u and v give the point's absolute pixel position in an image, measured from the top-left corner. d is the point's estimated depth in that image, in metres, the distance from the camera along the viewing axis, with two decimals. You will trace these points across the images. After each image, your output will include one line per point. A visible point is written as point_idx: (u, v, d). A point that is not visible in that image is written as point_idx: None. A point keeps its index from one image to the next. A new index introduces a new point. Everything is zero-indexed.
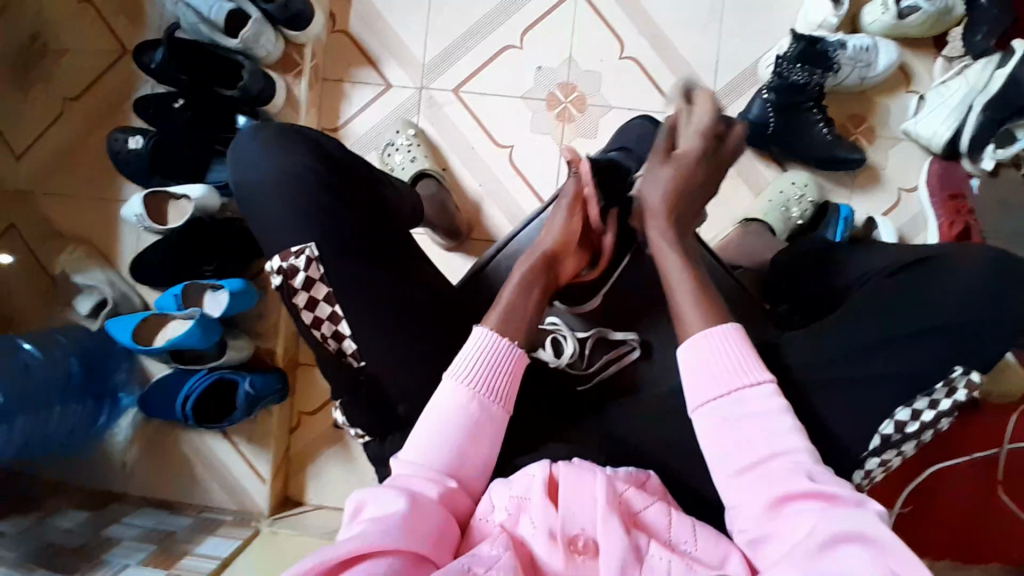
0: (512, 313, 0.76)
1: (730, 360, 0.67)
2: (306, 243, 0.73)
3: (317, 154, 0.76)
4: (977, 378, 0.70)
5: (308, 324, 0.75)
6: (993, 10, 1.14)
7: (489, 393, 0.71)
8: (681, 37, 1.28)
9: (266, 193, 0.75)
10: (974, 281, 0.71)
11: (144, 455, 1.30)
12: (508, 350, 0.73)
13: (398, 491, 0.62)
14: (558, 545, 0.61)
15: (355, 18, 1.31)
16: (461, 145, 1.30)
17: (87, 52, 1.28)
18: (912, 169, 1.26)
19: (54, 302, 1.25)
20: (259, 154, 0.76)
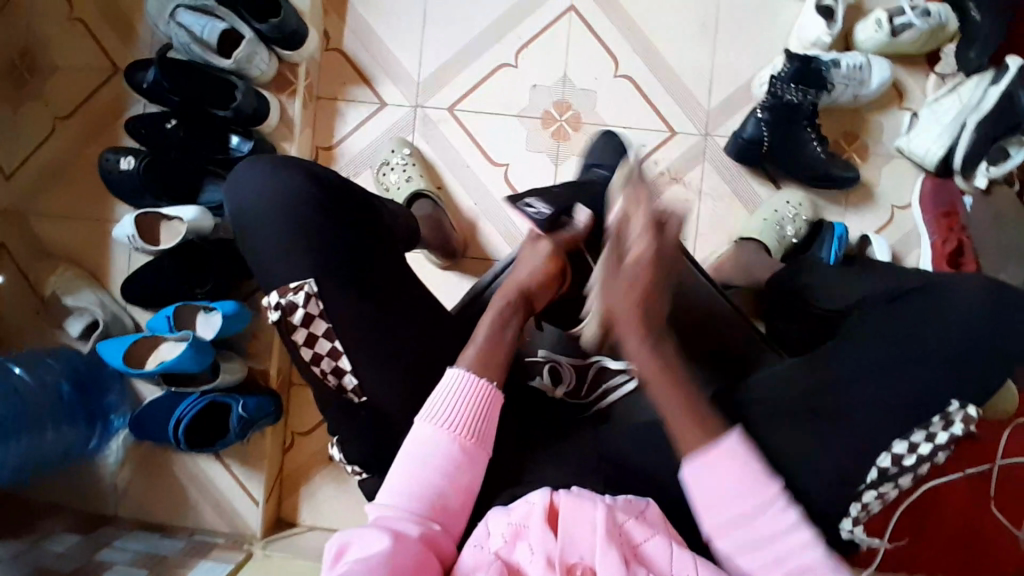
0: (489, 352, 0.77)
1: (738, 481, 0.64)
2: (305, 279, 0.73)
3: (309, 184, 0.75)
4: (973, 413, 0.73)
5: (306, 361, 0.74)
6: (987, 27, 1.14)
7: (466, 435, 0.71)
8: (676, 56, 1.28)
9: (262, 220, 0.74)
10: (960, 312, 0.75)
11: (135, 478, 1.26)
12: (486, 390, 0.74)
13: (381, 531, 0.64)
14: (556, 571, 0.62)
15: (349, 36, 1.31)
16: (456, 163, 1.29)
17: (77, 71, 1.27)
18: (905, 187, 1.26)
19: (43, 324, 1.23)
20: (253, 185, 0.75)
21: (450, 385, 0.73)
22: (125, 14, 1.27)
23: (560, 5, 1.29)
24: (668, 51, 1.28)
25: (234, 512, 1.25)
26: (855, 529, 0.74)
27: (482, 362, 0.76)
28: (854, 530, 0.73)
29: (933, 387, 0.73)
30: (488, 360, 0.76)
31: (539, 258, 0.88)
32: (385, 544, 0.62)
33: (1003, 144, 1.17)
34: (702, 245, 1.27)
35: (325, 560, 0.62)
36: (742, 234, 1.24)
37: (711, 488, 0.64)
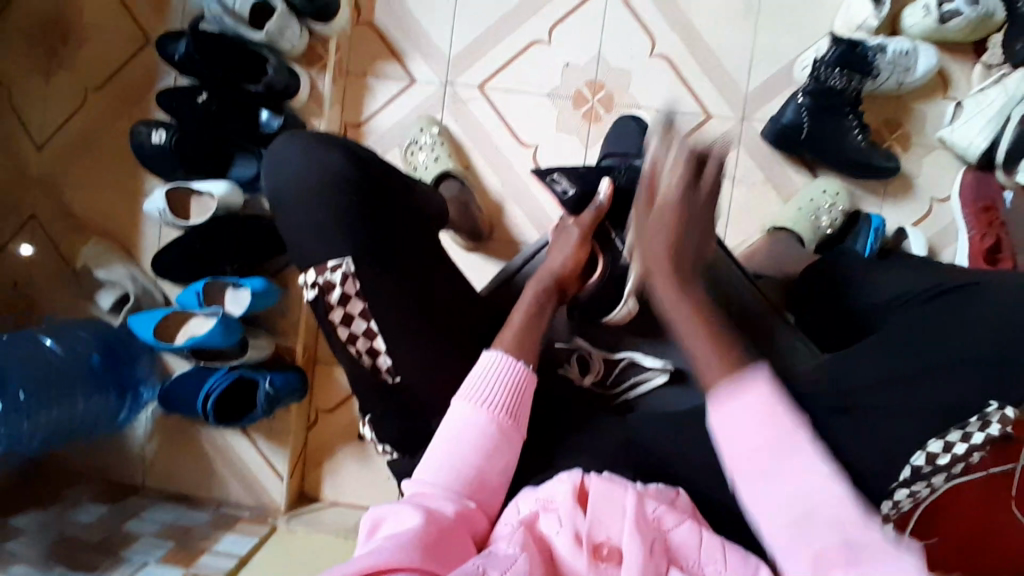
0: (523, 345, 0.76)
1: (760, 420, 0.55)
2: (342, 258, 0.71)
3: (352, 160, 0.73)
4: (1012, 414, 0.70)
5: (343, 340, 0.74)
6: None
7: (502, 413, 0.72)
8: (715, 35, 1.24)
9: (296, 201, 0.72)
10: (1010, 314, 0.72)
11: (161, 450, 1.27)
12: (520, 374, 0.74)
13: (412, 506, 0.63)
14: (582, 548, 0.61)
15: (380, 10, 1.28)
16: (484, 143, 1.27)
17: (108, 41, 1.26)
18: (945, 178, 1.22)
19: (76, 295, 1.25)
20: (297, 159, 0.72)
21: (486, 365, 0.74)
22: None
23: None
24: (710, 32, 1.24)
25: (259, 486, 1.26)
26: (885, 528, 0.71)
27: (518, 346, 0.76)
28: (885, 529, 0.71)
29: (978, 388, 0.70)
30: (524, 344, 0.76)
31: (568, 248, 0.87)
32: (416, 520, 0.60)
33: None
34: (732, 232, 1.25)
35: (359, 536, 0.61)
36: (774, 223, 1.22)
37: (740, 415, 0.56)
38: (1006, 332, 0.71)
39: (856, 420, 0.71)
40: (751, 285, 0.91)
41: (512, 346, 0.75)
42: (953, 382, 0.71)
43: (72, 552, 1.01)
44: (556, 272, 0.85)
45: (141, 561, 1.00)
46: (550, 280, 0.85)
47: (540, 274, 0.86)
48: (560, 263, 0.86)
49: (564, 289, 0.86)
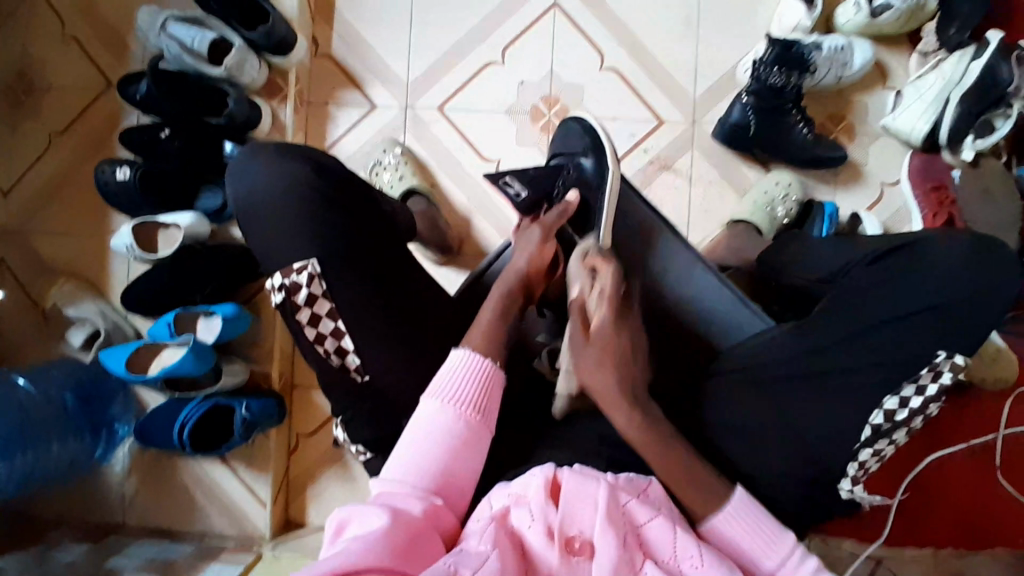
0: (492, 341, 0.78)
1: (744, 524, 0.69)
2: (308, 259, 0.73)
3: (314, 171, 0.76)
4: (960, 362, 0.75)
5: (309, 340, 0.76)
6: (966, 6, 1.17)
7: (470, 411, 0.73)
8: (659, 45, 1.30)
9: (263, 211, 0.75)
10: (948, 276, 0.76)
11: (142, 487, 1.25)
12: (490, 371, 0.75)
13: (380, 508, 0.63)
14: (555, 544, 0.62)
15: (337, 40, 1.32)
16: (448, 161, 1.31)
17: (71, 87, 1.29)
18: (893, 163, 1.27)
19: (49, 337, 1.25)
20: (255, 174, 0.76)
21: (458, 365, 0.75)
22: (116, 28, 1.29)
23: (544, 2, 1.31)
24: (655, 43, 1.30)
25: (243, 516, 1.26)
26: (855, 487, 0.77)
27: (486, 344, 0.77)
28: (854, 488, 0.77)
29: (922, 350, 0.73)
30: (490, 345, 0.77)
31: (531, 246, 0.86)
32: (384, 521, 0.61)
33: (987, 117, 1.17)
34: (694, 230, 1.28)
35: (326, 536, 0.62)
36: (734, 217, 1.26)
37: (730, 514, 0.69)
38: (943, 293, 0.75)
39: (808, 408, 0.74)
40: (711, 273, 0.92)
41: (478, 347, 0.77)
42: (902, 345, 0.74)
43: None
44: (523, 273, 0.84)
45: None
46: (517, 279, 0.84)
47: (507, 275, 0.85)
48: (527, 260, 0.85)
49: (530, 289, 0.86)
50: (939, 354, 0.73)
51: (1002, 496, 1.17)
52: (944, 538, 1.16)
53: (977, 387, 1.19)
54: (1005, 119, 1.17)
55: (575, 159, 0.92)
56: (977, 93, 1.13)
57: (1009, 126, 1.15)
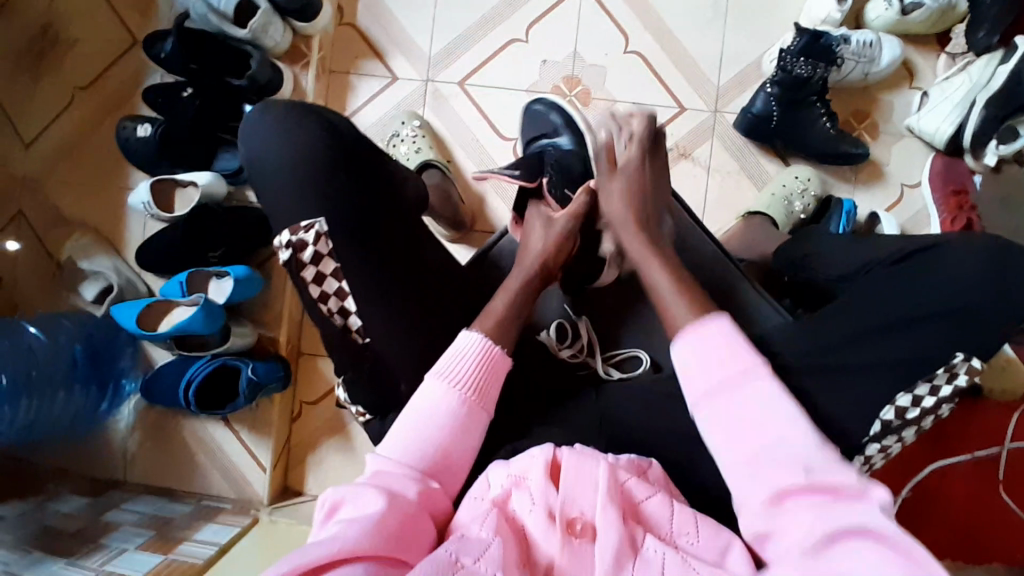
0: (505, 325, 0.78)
1: (718, 353, 0.67)
2: (315, 218, 0.74)
3: (326, 129, 0.76)
4: (976, 364, 0.72)
5: (314, 299, 0.74)
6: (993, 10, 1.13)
7: (472, 395, 0.72)
8: (683, 31, 1.28)
9: (275, 164, 0.75)
10: (974, 268, 0.75)
11: (144, 443, 1.27)
12: (495, 356, 0.75)
13: (375, 492, 0.63)
14: (555, 525, 0.62)
15: (362, 11, 1.32)
16: (466, 138, 1.31)
17: (96, 42, 1.30)
18: (915, 165, 1.26)
19: (59, 288, 1.25)
20: (269, 131, 0.76)
21: (463, 351, 0.74)
22: None
23: None
24: (681, 30, 1.29)
25: (241, 479, 1.26)
26: (856, 482, 0.75)
27: (497, 330, 0.77)
28: None
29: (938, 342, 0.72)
30: (503, 331, 0.77)
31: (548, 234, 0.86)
32: (380, 506, 0.61)
33: (1012, 123, 1.14)
34: (709, 220, 1.28)
35: (316, 516, 0.62)
36: (749, 209, 1.24)
37: (702, 351, 0.67)
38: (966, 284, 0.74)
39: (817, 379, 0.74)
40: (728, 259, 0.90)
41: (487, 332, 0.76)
42: (917, 338, 0.73)
43: (52, 537, 1.00)
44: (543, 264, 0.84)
45: (121, 548, 0.99)
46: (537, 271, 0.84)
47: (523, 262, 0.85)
48: (544, 244, 0.85)
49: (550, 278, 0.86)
50: (958, 355, 0.71)
51: (1002, 510, 1.16)
52: (942, 548, 1.15)
53: (985, 397, 1.17)
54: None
55: (555, 137, 0.97)
56: (1002, 98, 1.11)
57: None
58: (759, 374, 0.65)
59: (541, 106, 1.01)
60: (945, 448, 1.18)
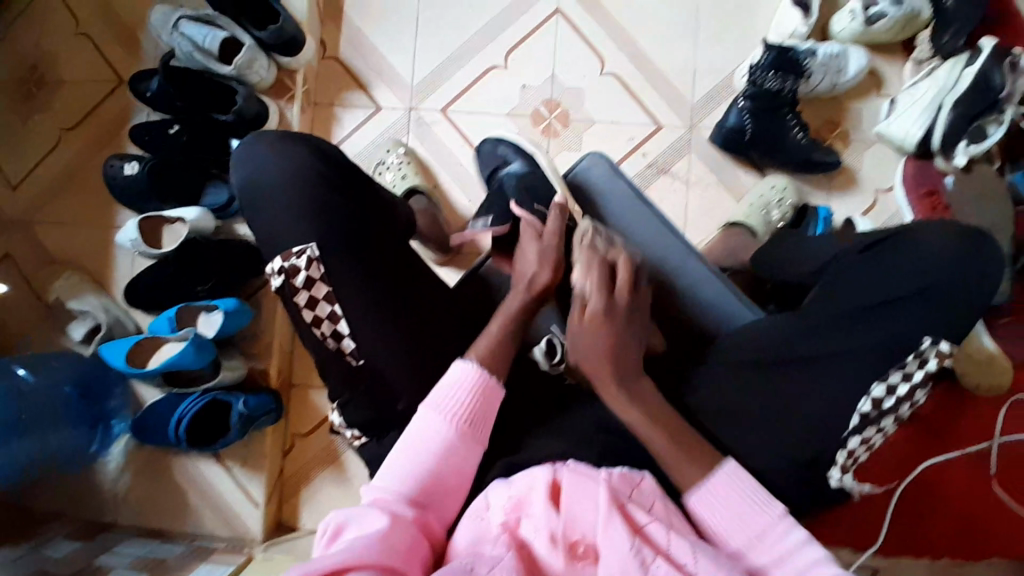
0: (499, 351, 0.78)
1: (732, 494, 0.70)
2: (307, 243, 0.74)
3: (317, 152, 0.78)
4: (947, 349, 0.76)
5: (308, 322, 0.76)
6: (964, 13, 1.19)
7: (466, 427, 0.73)
8: (657, 50, 1.33)
9: (268, 186, 0.77)
10: (941, 254, 0.78)
11: (137, 481, 1.24)
12: (490, 387, 0.75)
13: (377, 513, 0.64)
14: (558, 547, 0.63)
15: (344, 45, 1.35)
16: (450, 163, 1.33)
17: (82, 83, 1.31)
18: (887, 170, 1.30)
19: (50, 328, 1.25)
20: (261, 157, 0.78)
21: (455, 378, 0.75)
22: (128, 26, 1.32)
23: (547, 8, 1.35)
24: (654, 49, 1.33)
25: (235, 516, 1.24)
26: (843, 478, 0.76)
27: (491, 357, 0.77)
28: (842, 478, 0.76)
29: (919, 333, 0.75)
30: (497, 360, 0.77)
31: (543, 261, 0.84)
32: (384, 525, 0.62)
33: (981, 123, 1.19)
34: (692, 232, 1.30)
35: (319, 539, 0.61)
36: (730, 219, 1.27)
37: (713, 498, 0.70)
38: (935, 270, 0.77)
39: (800, 369, 0.78)
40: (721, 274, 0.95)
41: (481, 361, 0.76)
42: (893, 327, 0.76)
43: None
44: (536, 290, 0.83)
45: None
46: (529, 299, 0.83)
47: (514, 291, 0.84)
48: (535, 270, 0.84)
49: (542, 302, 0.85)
50: (928, 340, 0.75)
51: (998, 505, 1.16)
52: (943, 547, 1.15)
53: (973, 393, 1.19)
54: (998, 126, 1.19)
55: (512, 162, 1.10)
56: (969, 99, 1.16)
57: (1001, 132, 1.17)
58: (767, 513, 0.69)
59: (494, 142, 1.16)
60: (941, 443, 1.19)
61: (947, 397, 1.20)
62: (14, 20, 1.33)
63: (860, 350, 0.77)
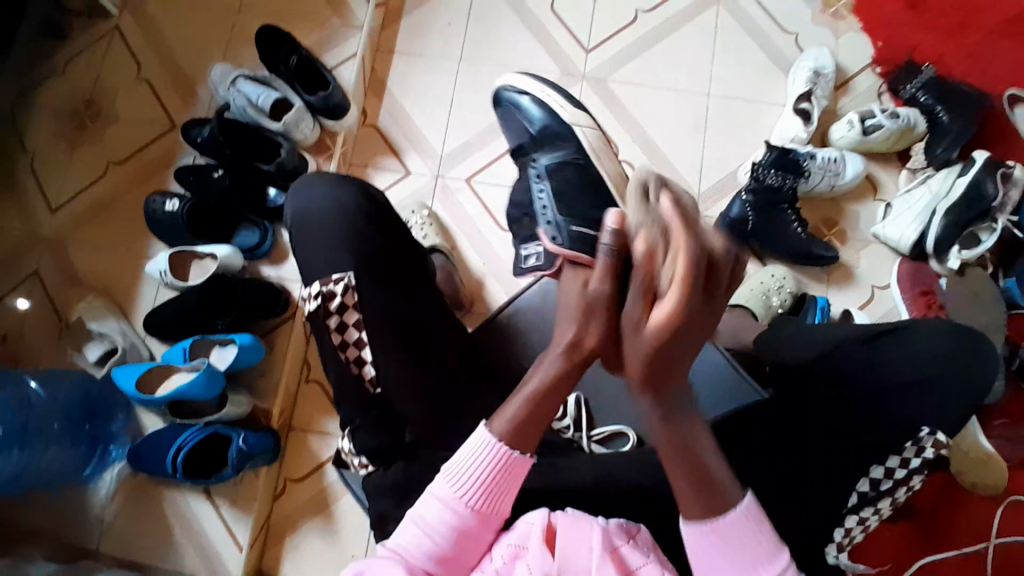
0: (524, 429, 0.71)
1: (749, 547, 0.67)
2: (346, 273, 0.88)
3: (364, 194, 0.95)
4: (941, 439, 0.86)
5: (335, 346, 0.87)
6: (952, 127, 1.35)
7: (484, 499, 0.71)
8: (668, 142, 1.45)
9: (315, 218, 0.93)
10: (936, 343, 0.90)
11: (124, 510, 1.23)
12: (514, 461, 0.72)
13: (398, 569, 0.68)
14: None
15: (383, 114, 1.48)
16: (469, 227, 1.42)
17: (135, 124, 1.43)
18: (883, 270, 1.37)
19: (66, 345, 1.29)
20: (316, 194, 0.94)
21: (477, 457, 0.71)
22: (187, 79, 1.45)
23: (571, 99, 1.48)
24: (665, 143, 1.45)
25: (217, 556, 1.22)
26: (840, 554, 0.84)
27: (517, 434, 0.72)
28: (839, 555, 0.84)
29: None
30: (526, 432, 0.72)
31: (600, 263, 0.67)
32: None
33: (973, 230, 1.29)
34: None
35: None
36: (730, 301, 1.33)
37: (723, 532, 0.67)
38: (931, 363, 0.89)
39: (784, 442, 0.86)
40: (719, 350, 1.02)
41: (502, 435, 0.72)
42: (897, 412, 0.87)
43: None
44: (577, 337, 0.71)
45: None
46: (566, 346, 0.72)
47: (547, 355, 0.73)
48: (575, 331, 0.71)
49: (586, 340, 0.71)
50: (923, 429, 0.85)
51: None
52: None
53: (970, 492, 1.20)
54: (990, 233, 1.29)
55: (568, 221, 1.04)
56: (961, 206, 1.26)
57: (993, 239, 1.26)
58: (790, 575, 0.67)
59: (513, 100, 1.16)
60: (938, 541, 1.19)
61: (943, 496, 1.21)
62: (79, 61, 1.47)
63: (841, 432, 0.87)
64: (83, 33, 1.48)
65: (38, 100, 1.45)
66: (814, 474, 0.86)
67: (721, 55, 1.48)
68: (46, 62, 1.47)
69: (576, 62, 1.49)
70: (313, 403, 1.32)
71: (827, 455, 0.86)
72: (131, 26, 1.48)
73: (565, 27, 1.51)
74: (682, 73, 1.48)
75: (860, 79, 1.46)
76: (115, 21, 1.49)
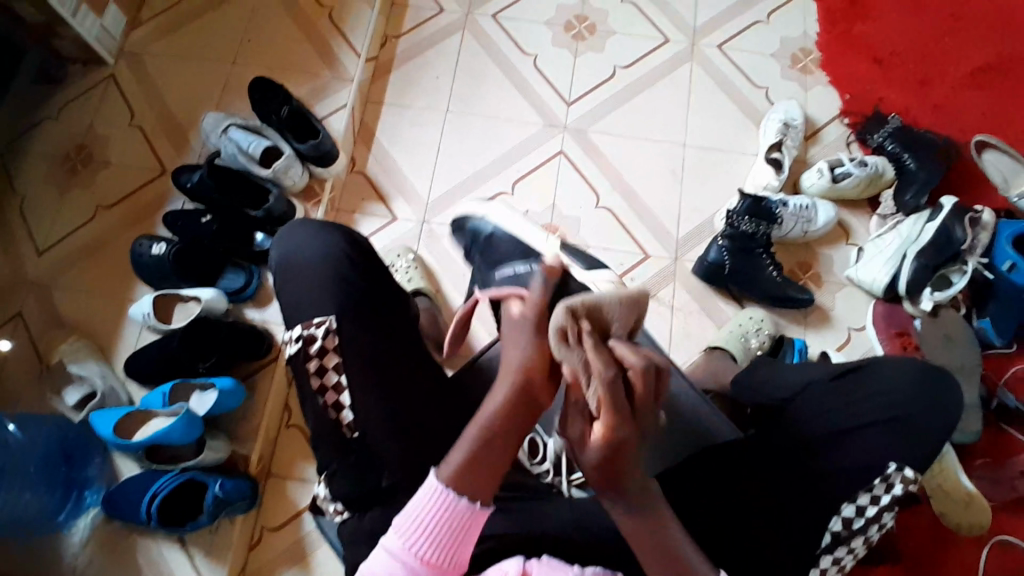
0: (472, 472, 0.69)
1: None
2: (327, 316, 0.90)
3: (347, 240, 0.97)
4: (911, 475, 0.87)
5: (314, 388, 0.88)
6: (919, 174, 1.41)
7: (432, 550, 0.70)
8: (644, 188, 1.50)
9: (298, 262, 0.94)
10: (913, 384, 0.92)
11: (95, 561, 1.19)
12: (461, 509, 0.69)
13: None
14: None
15: (371, 161, 1.53)
16: (453, 271, 1.44)
17: (127, 168, 1.46)
18: (859, 311, 1.40)
19: (45, 389, 1.28)
20: (300, 239, 0.97)
21: (426, 505, 0.70)
22: (180, 127, 1.50)
23: (551, 149, 1.53)
24: (546, 202, 1.49)
25: None
26: None
27: (463, 477, 0.69)
28: None
29: None
30: (474, 481, 0.70)
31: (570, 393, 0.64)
32: None
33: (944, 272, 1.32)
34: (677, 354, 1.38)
35: None
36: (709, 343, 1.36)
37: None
38: (904, 402, 0.91)
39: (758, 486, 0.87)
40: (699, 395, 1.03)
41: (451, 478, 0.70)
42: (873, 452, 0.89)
43: None
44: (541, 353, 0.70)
45: None
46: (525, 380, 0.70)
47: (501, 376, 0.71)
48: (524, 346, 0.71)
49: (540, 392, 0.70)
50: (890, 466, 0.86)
51: None
52: None
53: (956, 534, 1.20)
54: (961, 275, 1.31)
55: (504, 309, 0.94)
56: (933, 249, 1.30)
57: (964, 281, 1.29)
58: None
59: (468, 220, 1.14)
60: None
61: (929, 538, 1.21)
62: (72, 108, 1.51)
63: (813, 478, 0.88)
64: (78, 83, 1.53)
65: (30, 145, 1.48)
66: (792, 518, 0.86)
67: (694, 108, 1.55)
68: (41, 110, 1.51)
69: (558, 114, 1.55)
70: (294, 447, 1.30)
71: (805, 495, 0.87)
72: (126, 76, 1.54)
73: (547, 80, 1.58)
74: (658, 126, 1.54)
75: (828, 129, 1.53)
76: (112, 70, 1.54)
